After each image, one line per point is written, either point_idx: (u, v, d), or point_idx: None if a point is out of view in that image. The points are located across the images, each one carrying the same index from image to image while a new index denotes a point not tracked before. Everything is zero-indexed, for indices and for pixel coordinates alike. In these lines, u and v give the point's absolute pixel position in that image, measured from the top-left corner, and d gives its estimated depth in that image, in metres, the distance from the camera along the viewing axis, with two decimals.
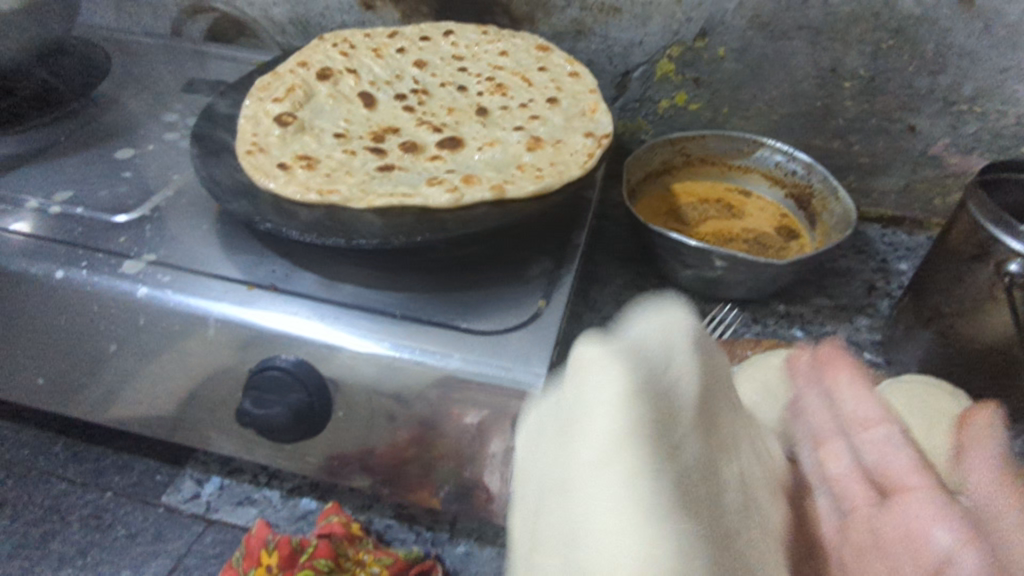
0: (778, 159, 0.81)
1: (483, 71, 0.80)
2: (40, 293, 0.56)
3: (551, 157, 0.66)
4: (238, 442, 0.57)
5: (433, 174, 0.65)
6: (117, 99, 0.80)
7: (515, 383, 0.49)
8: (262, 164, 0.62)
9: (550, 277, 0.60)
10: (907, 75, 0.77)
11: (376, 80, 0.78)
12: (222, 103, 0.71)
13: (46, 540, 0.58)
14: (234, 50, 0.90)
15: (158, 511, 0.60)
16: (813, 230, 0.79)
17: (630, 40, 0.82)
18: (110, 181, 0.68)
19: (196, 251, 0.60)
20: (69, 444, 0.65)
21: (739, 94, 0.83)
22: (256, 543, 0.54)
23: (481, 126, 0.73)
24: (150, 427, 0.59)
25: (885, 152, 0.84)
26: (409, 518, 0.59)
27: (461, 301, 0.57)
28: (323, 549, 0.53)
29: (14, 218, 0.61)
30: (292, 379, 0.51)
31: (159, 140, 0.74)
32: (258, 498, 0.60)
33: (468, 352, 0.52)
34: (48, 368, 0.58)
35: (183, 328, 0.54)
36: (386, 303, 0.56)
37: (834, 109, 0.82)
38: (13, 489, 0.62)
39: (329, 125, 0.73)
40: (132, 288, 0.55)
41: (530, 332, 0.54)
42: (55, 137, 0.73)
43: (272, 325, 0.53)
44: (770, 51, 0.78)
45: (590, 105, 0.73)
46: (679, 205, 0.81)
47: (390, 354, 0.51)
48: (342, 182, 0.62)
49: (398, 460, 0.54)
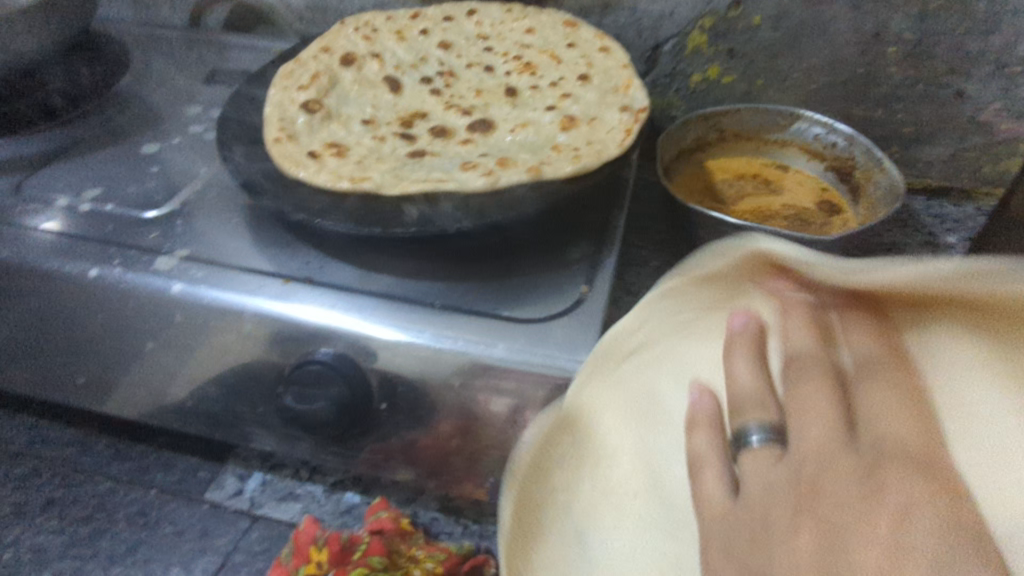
0: (818, 132, 0.78)
1: (511, 50, 0.78)
2: (76, 291, 0.55)
3: (587, 136, 0.64)
4: (280, 437, 0.57)
5: (466, 158, 0.63)
6: (140, 93, 0.79)
7: (562, 372, 0.48)
8: (292, 152, 0.61)
9: (592, 260, 0.58)
10: (956, 37, 0.73)
11: (400, 64, 0.76)
12: (247, 92, 0.70)
13: (94, 538, 0.58)
14: (252, 38, 0.88)
15: (202, 508, 0.60)
16: (856, 205, 0.76)
17: (660, 12, 0.79)
18: (139, 176, 0.67)
19: (229, 245, 0.59)
20: (110, 442, 0.65)
21: (776, 65, 0.80)
22: (305, 541, 0.54)
23: (511, 108, 0.71)
24: (192, 423, 0.59)
25: (931, 119, 0.80)
26: (455, 512, 0.59)
27: (502, 288, 0.55)
28: (376, 547, 0.52)
29: (47, 217, 0.61)
30: (331, 372, 0.49)
31: (185, 133, 0.73)
32: (300, 494, 0.61)
33: (512, 340, 0.50)
34: (87, 367, 0.58)
35: (223, 325, 0.53)
36: (424, 292, 0.55)
37: (877, 75, 0.78)
38: (59, 488, 0.62)
39: (356, 112, 0.71)
40: (167, 284, 0.54)
41: (575, 319, 0.52)
42: (80, 132, 0.73)
43: (310, 318, 0.52)
44: (809, 18, 0.75)
45: (624, 81, 0.70)
46: (714, 182, 0.78)
47: (433, 344, 0.50)
48: (375, 168, 0.61)
49: (443, 452, 0.53)
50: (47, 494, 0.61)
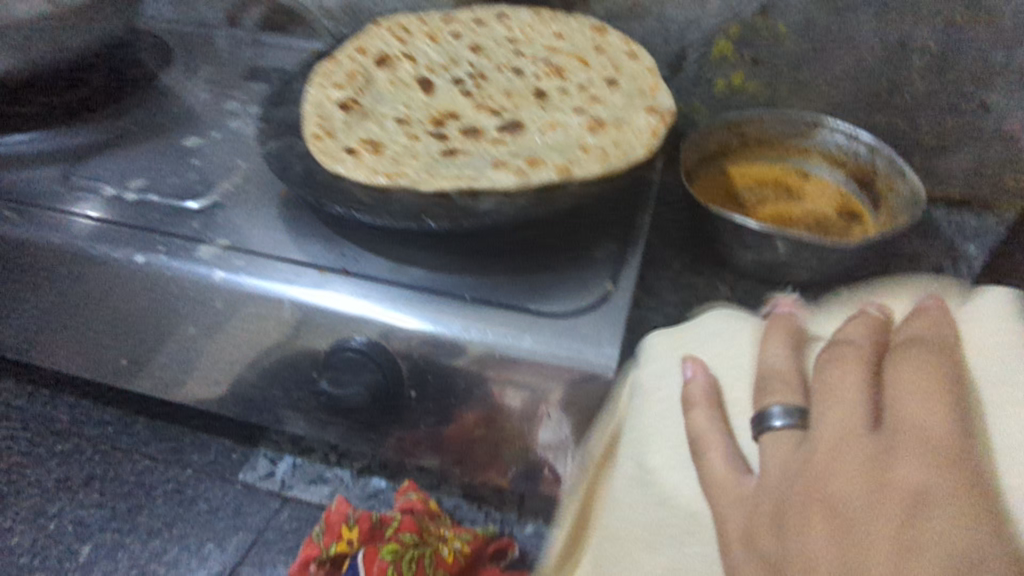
0: (839, 140, 0.79)
1: (540, 54, 0.79)
2: (122, 275, 0.57)
3: (614, 138, 0.66)
4: (312, 422, 0.59)
5: (497, 157, 0.65)
6: (181, 88, 0.82)
7: (586, 365, 0.49)
8: (330, 148, 0.63)
9: (617, 258, 0.59)
10: (981, 48, 0.73)
11: (433, 65, 0.78)
12: (285, 89, 0.72)
13: (133, 513, 0.61)
14: (289, 38, 0.90)
15: (235, 488, 0.63)
16: (877, 212, 0.76)
17: (686, 19, 0.80)
18: (182, 168, 0.70)
19: (269, 236, 0.61)
20: (148, 422, 0.68)
21: (799, 73, 0.81)
22: (336, 519, 0.57)
23: (541, 110, 0.73)
24: (229, 406, 0.62)
25: (955, 129, 0.80)
26: (478, 499, 0.61)
27: (529, 284, 0.57)
28: (408, 524, 0.55)
29: (94, 205, 0.63)
30: (366, 359, 0.52)
31: (225, 127, 0.75)
32: (329, 477, 0.63)
33: (539, 333, 0.51)
34: (130, 349, 0.60)
35: (262, 311, 0.55)
36: (455, 286, 0.56)
37: (900, 85, 0.79)
38: (99, 465, 0.64)
39: (390, 111, 0.73)
40: (209, 272, 0.56)
41: (600, 314, 0.54)
42: (125, 126, 0.75)
43: (343, 307, 0.53)
44: (834, 27, 0.76)
45: (650, 85, 0.72)
46: (735, 187, 0.79)
47: (461, 336, 0.51)
48: (409, 165, 0.63)
49: (467, 440, 0.55)
50: (89, 470, 0.64)
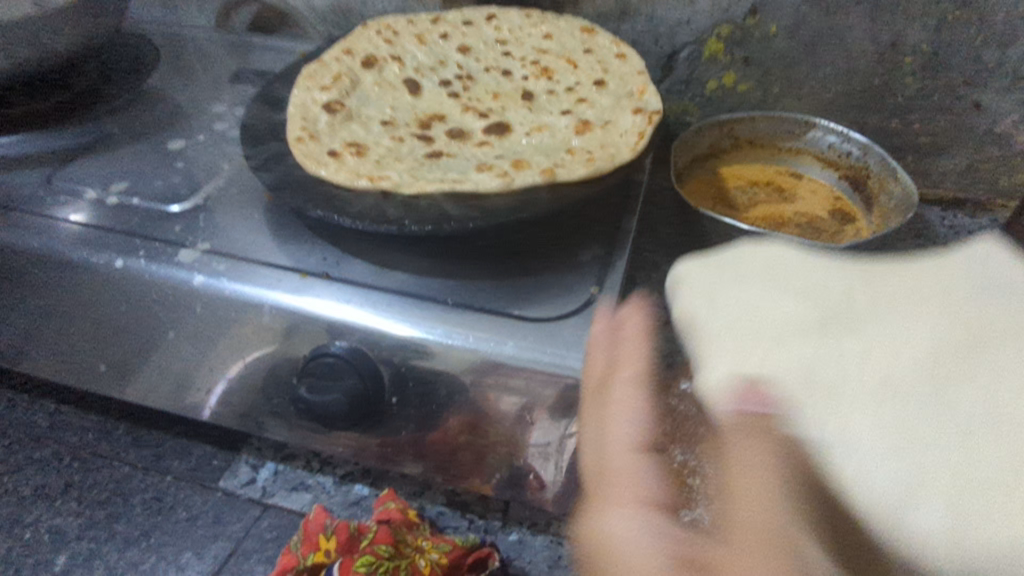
0: (832, 141, 0.78)
1: (528, 55, 0.79)
2: (101, 280, 0.57)
3: (600, 140, 0.66)
4: (293, 428, 0.58)
5: (482, 160, 0.64)
6: (165, 91, 0.81)
7: (568, 371, 0.48)
8: (313, 151, 0.62)
9: (603, 262, 0.58)
10: (974, 48, 0.72)
11: (420, 67, 0.78)
12: (269, 91, 0.71)
13: (112, 521, 0.60)
14: (277, 40, 0.90)
15: (216, 495, 0.62)
16: (869, 214, 0.75)
17: (676, 20, 0.80)
18: (163, 171, 0.69)
19: (250, 240, 0.60)
20: (130, 428, 0.67)
21: (791, 74, 0.81)
22: (314, 529, 0.56)
23: (528, 112, 0.72)
24: (210, 412, 0.61)
25: (947, 129, 0.80)
26: (462, 506, 0.61)
27: (514, 288, 0.56)
28: (383, 535, 0.54)
29: (74, 209, 0.63)
30: (345, 364, 0.51)
31: (208, 130, 0.75)
32: (311, 485, 0.63)
33: (522, 338, 0.50)
34: (110, 354, 0.59)
35: (243, 316, 0.54)
36: (435, 290, 0.55)
37: (893, 86, 0.78)
38: (78, 472, 0.64)
39: (376, 113, 0.73)
40: (188, 277, 0.55)
41: (583, 319, 0.53)
42: (108, 129, 0.75)
43: (323, 311, 0.53)
44: (825, 28, 0.76)
45: (639, 86, 0.71)
46: (727, 189, 0.78)
47: (441, 342, 0.50)
48: (392, 167, 0.62)
49: (449, 448, 0.55)
50: (67, 477, 0.63)
